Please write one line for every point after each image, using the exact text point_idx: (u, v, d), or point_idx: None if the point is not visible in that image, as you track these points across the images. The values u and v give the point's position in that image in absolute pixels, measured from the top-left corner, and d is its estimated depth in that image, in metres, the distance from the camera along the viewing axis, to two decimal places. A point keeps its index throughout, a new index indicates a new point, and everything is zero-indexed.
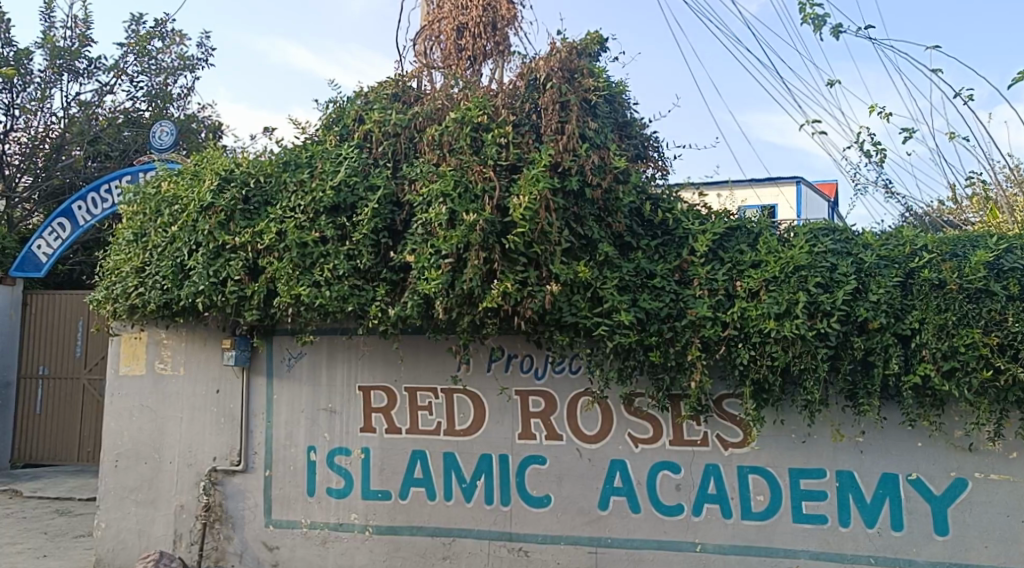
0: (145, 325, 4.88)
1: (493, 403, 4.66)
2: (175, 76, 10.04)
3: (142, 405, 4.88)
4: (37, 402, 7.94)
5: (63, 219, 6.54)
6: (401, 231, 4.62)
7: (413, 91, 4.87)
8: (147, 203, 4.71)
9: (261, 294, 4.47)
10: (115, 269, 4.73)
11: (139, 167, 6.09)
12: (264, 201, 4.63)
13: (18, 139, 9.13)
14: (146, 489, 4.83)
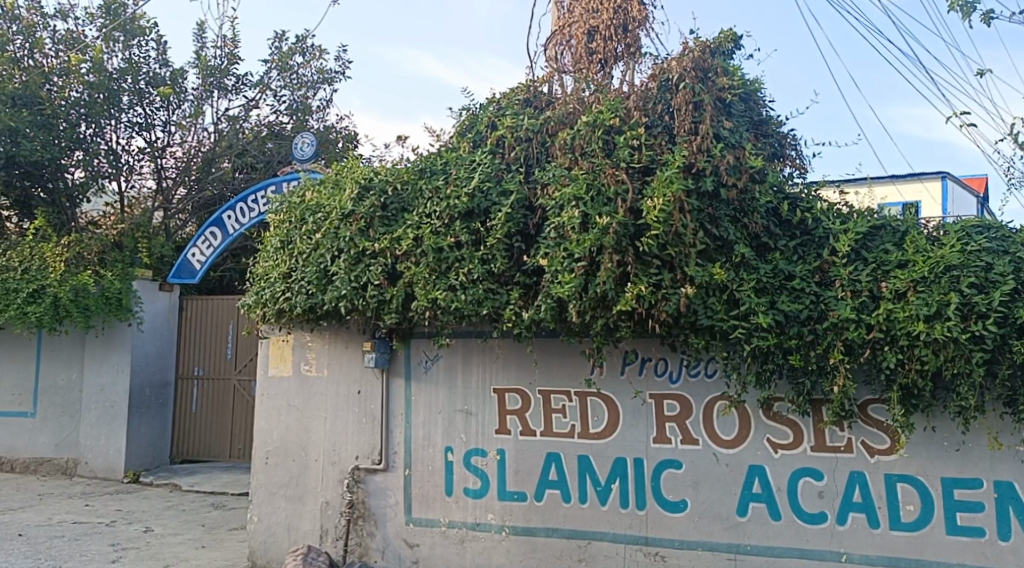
0: (292, 328, 5.10)
1: (627, 406, 4.65)
2: (314, 89, 10.48)
3: (289, 404, 5.10)
4: (195, 402, 8.57)
5: (215, 228, 6.72)
6: (533, 234, 4.66)
7: (545, 96, 4.96)
8: (293, 212, 4.92)
9: (400, 297, 4.59)
10: (264, 275, 4.96)
11: (283, 177, 6.12)
12: (401, 207, 4.77)
13: (174, 153, 9.70)
14: (294, 485, 5.03)
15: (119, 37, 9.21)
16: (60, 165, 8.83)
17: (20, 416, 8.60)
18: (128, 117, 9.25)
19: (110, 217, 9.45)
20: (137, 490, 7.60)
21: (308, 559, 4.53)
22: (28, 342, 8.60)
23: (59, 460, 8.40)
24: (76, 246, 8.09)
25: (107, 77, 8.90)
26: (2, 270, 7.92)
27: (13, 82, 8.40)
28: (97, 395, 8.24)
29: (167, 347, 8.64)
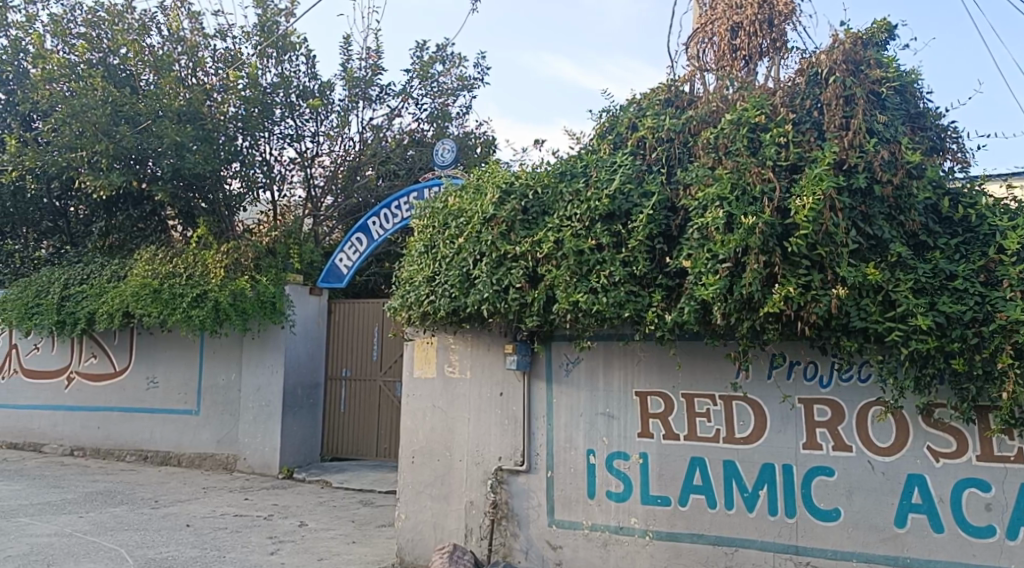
0: (436, 331, 5.27)
1: (775, 411, 4.56)
2: (453, 96, 11.31)
3: (434, 405, 5.25)
4: (343, 401, 9.27)
5: (360, 234, 6.95)
6: (676, 236, 4.62)
7: (687, 95, 4.97)
8: (436, 217, 5.08)
9: (541, 301, 4.63)
10: (409, 279, 5.11)
11: (426, 183, 6.25)
12: (542, 211, 4.82)
13: (323, 163, 10.95)
14: (439, 484, 5.18)
15: (273, 53, 10.41)
16: (220, 176, 9.98)
17: (186, 413, 9.42)
18: (281, 129, 10.51)
19: (263, 224, 10.44)
20: (289, 486, 8.19)
21: (454, 557, 4.61)
22: (194, 344, 9.45)
23: (221, 455, 9.15)
24: (235, 253, 8.81)
25: (262, 92, 10.08)
26: (170, 275, 8.78)
27: (179, 101, 9.34)
28: (254, 394, 8.95)
29: (316, 349, 9.36)
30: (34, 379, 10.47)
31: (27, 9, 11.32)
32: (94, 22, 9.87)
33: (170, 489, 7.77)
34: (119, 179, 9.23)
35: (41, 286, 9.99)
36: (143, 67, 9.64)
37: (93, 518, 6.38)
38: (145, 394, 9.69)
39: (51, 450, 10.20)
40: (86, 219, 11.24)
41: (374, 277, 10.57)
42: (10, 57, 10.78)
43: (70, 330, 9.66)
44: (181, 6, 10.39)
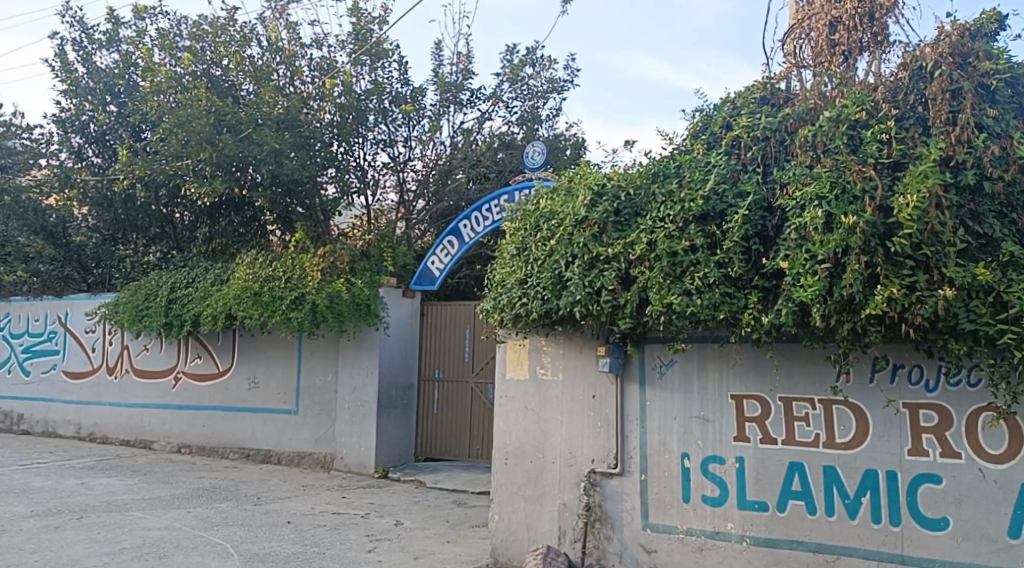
0: (528, 333, 5.62)
1: (877, 415, 4.48)
2: (543, 99, 12.04)
3: (526, 405, 5.59)
4: (436, 403, 10.11)
5: (453, 237, 8.25)
6: (772, 237, 4.62)
7: (783, 92, 5.07)
8: (527, 220, 5.46)
9: (634, 302, 4.81)
10: (503, 281, 5.49)
11: (517, 186, 7.35)
12: (634, 212, 5.03)
13: (415, 167, 11.55)
14: (532, 486, 5.50)
15: (367, 60, 11.17)
16: (317, 182, 10.95)
17: (285, 413, 10.38)
18: (374, 135, 11.29)
19: (357, 227, 11.25)
20: (384, 485, 9.07)
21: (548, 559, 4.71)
22: (291, 347, 10.42)
23: (319, 454, 10.04)
24: (331, 257, 9.64)
25: (357, 99, 10.91)
26: (270, 279, 9.72)
27: (278, 109, 10.29)
28: (350, 395, 9.81)
29: (410, 350, 10.19)
30: (146, 379, 11.65)
31: (139, 24, 12.13)
32: (199, 35, 10.97)
33: (271, 487, 8.80)
34: (220, 185, 10.34)
35: (150, 289, 11.15)
36: (244, 77, 10.67)
37: (199, 514, 7.35)
38: (245, 394, 10.73)
39: (160, 446, 11.37)
40: (189, 225, 12.52)
41: (464, 281, 11.27)
42: (122, 71, 12.07)
43: (176, 330, 10.79)
44: (280, 17, 11.28)
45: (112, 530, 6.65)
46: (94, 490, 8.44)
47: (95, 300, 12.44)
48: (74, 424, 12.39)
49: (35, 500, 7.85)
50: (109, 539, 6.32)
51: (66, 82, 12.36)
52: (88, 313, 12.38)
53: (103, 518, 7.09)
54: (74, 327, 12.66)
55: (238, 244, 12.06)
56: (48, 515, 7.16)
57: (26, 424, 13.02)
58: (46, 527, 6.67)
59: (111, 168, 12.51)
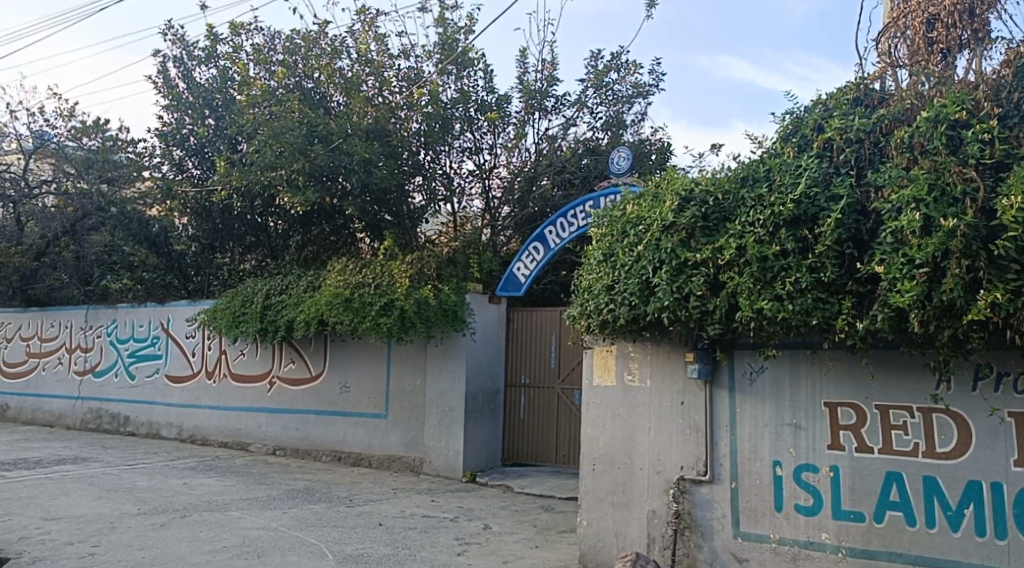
0: (615, 340, 5.77)
1: (980, 424, 4.37)
2: (628, 104, 12.09)
3: (614, 411, 5.76)
4: (522, 408, 10.27)
5: (538, 244, 8.44)
6: (867, 239, 4.57)
7: (877, 93, 5.07)
8: (615, 226, 5.65)
9: (723, 307, 4.90)
10: (589, 288, 5.66)
11: (603, 191, 7.56)
12: (723, 217, 5.14)
13: (501, 174, 11.82)
14: (621, 492, 5.65)
15: (453, 69, 11.51)
16: (404, 190, 11.44)
17: (374, 417, 10.74)
18: (461, 143, 11.67)
19: (444, 234, 11.69)
20: (473, 489, 9.29)
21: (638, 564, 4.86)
22: (381, 352, 10.80)
23: (408, 458, 10.36)
24: (419, 263, 9.88)
25: (444, 108, 11.28)
26: (359, 285, 10.06)
27: (367, 120, 10.75)
28: (438, 399, 10.08)
29: (496, 355, 10.37)
30: (241, 383, 12.29)
31: (236, 40, 12.81)
32: (292, 49, 11.46)
33: (363, 489, 9.13)
34: (313, 195, 10.77)
35: (245, 296, 11.74)
36: (334, 89, 11.18)
37: (295, 515, 7.72)
38: (337, 397, 11.16)
39: (257, 448, 11.91)
40: (283, 233, 13.21)
41: (550, 286, 11.42)
42: (221, 86, 12.91)
43: (271, 335, 11.31)
44: (369, 29, 11.70)
45: (214, 528, 7.05)
46: (197, 490, 8.96)
47: (196, 307, 13.20)
48: (176, 426, 13.13)
49: (144, 498, 8.41)
50: (211, 537, 6.72)
51: (168, 96, 13.18)
52: (188, 320, 13.14)
53: (205, 517, 7.53)
54: (176, 333, 13.43)
55: (329, 251, 12.67)
56: (154, 514, 7.65)
57: (133, 426, 13.86)
58: (153, 525, 7.14)
59: (208, 179, 13.24)
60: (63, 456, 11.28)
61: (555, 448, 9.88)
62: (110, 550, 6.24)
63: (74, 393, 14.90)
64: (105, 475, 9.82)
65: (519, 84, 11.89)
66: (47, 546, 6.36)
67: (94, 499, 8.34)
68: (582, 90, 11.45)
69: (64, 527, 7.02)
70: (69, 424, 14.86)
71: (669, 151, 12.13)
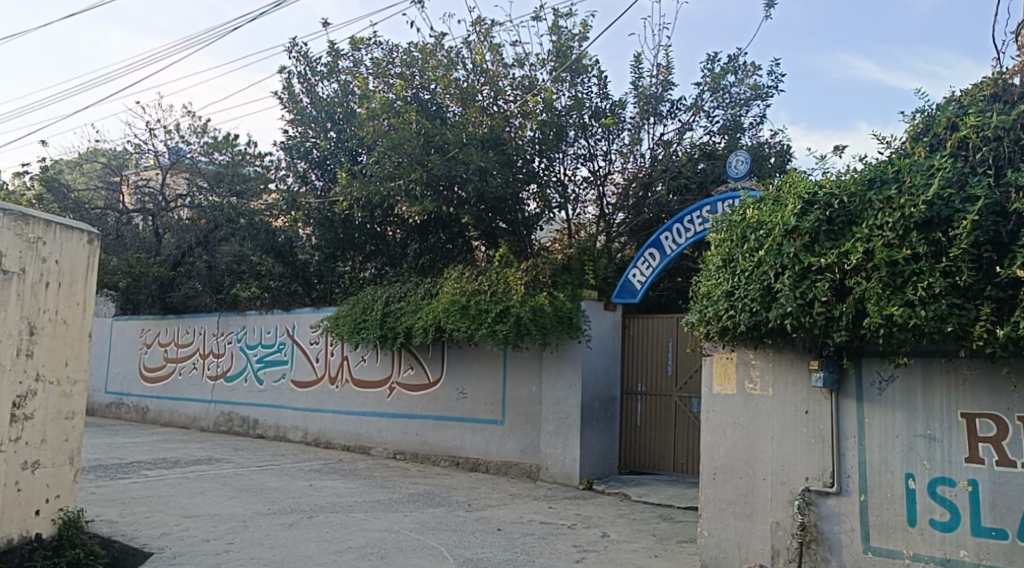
0: (735, 347, 5.78)
1: None
2: (746, 106, 11.84)
3: (734, 419, 5.76)
4: (639, 415, 10.28)
5: (653, 250, 8.47)
6: (1007, 242, 4.41)
7: (1017, 88, 4.83)
8: (734, 231, 5.69)
9: (850, 313, 4.82)
10: (709, 293, 5.74)
11: (722, 196, 7.60)
12: (848, 220, 5.05)
13: (616, 180, 11.88)
14: (742, 502, 5.65)
15: (568, 77, 11.68)
16: (519, 198, 11.81)
17: (491, 422, 11.07)
18: (575, 149, 11.84)
19: (558, 241, 12.05)
20: (589, 497, 9.37)
21: None
22: (497, 359, 11.13)
23: (525, 464, 10.58)
24: (534, 270, 10.13)
25: (557, 115, 11.50)
26: (475, 292, 10.40)
27: (482, 128, 11.11)
28: (554, 406, 10.25)
29: (613, 363, 10.44)
30: (362, 388, 12.94)
31: (355, 55, 13.56)
32: (410, 62, 12.00)
33: (480, 494, 9.42)
34: (430, 204, 11.30)
35: (366, 304, 12.33)
36: (450, 100, 11.62)
37: (416, 518, 8.08)
38: (454, 403, 11.57)
39: (377, 451, 12.51)
40: (401, 241, 13.91)
41: (666, 293, 11.35)
42: (341, 99, 13.72)
43: (390, 342, 11.87)
44: (484, 39, 12.06)
45: (339, 530, 7.51)
46: (321, 492, 9.54)
47: (319, 314, 14.06)
48: (301, 429, 13.93)
49: (273, 499, 9.03)
50: (335, 538, 7.16)
51: (293, 111, 14.15)
52: (313, 326, 13.97)
53: (330, 518, 8.01)
54: (301, 339, 14.33)
55: (446, 258, 13.42)
56: (283, 514, 8.22)
57: (261, 429, 14.70)
58: (282, 525, 7.67)
59: (329, 190, 14.16)
60: (200, 457, 12.28)
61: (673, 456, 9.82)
62: (243, 548, 6.75)
63: (208, 396, 15.85)
64: (237, 476, 10.62)
65: (634, 89, 11.92)
66: (186, 542, 6.92)
67: (228, 498, 9.04)
68: (698, 94, 11.33)
69: (202, 524, 7.63)
70: (203, 426, 15.81)
71: (789, 154, 11.78)
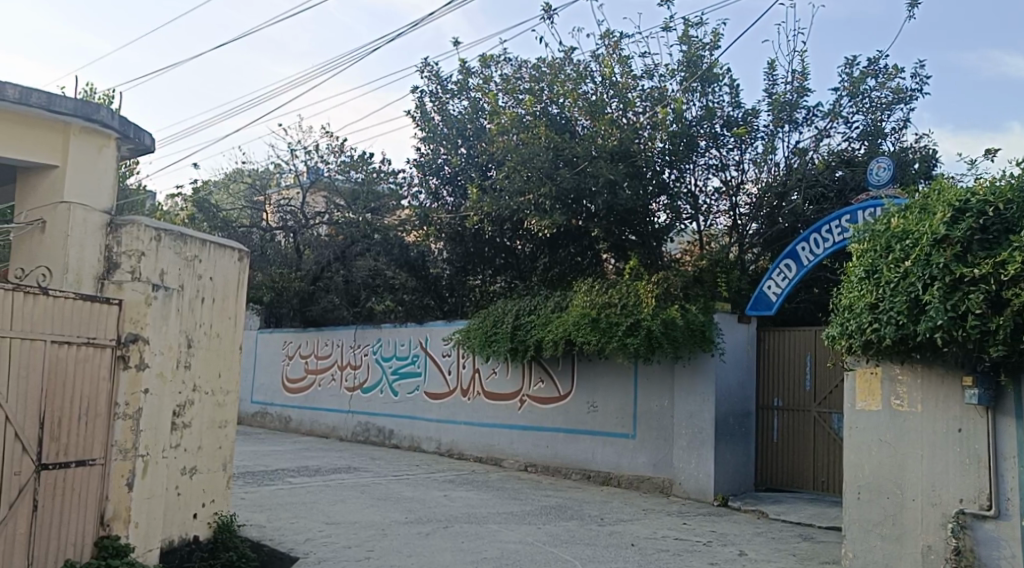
0: (880, 362, 5.91)
1: None
2: (888, 111, 11.34)
3: (881, 437, 5.89)
4: (775, 431, 10.06)
5: (789, 260, 8.32)
6: None
7: None
8: (879, 240, 5.81)
9: (1008, 327, 4.84)
10: (851, 306, 5.88)
11: (863, 205, 7.42)
12: (1005, 229, 5.18)
13: (750, 191, 11.71)
14: (890, 523, 5.73)
15: (698, 86, 11.63)
16: (649, 210, 11.91)
17: (623, 437, 11.14)
18: (707, 160, 11.78)
19: (689, 254, 12.21)
20: (725, 514, 9.27)
21: None
22: (628, 373, 11.21)
23: (657, 479, 10.57)
24: (665, 284, 10.18)
25: (689, 125, 11.44)
26: (606, 305, 10.52)
27: (611, 141, 11.24)
28: (687, 420, 10.20)
29: (747, 377, 10.26)
30: (494, 401, 13.37)
31: (486, 72, 14.14)
32: (539, 78, 12.33)
33: (612, 509, 9.54)
34: (559, 218, 11.68)
35: (497, 317, 12.75)
36: (580, 113, 11.84)
37: (549, 531, 8.32)
38: (584, 417, 11.76)
39: (509, 463, 12.86)
40: (530, 255, 14.32)
41: (804, 305, 11.02)
42: (472, 116, 14.40)
43: (521, 354, 12.27)
44: (614, 51, 12.24)
45: (473, 540, 7.89)
46: (456, 502, 9.99)
47: (451, 327, 14.67)
48: (435, 440, 14.56)
49: (410, 508, 9.56)
50: (470, 548, 7.52)
51: (425, 128, 14.94)
52: (446, 340, 14.60)
53: (464, 529, 8.42)
54: (434, 351, 14.98)
55: (576, 271, 13.67)
56: (420, 523, 8.71)
57: (397, 439, 15.47)
58: (419, 535, 8.14)
59: (461, 206, 14.77)
60: (340, 465, 13.10)
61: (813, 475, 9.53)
62: (383, 555, 7.22)
63: (347, 406, 16.83)
64: (375, 485, 11.26)
65: (768, 97, 11.70)
66: (330, 548, 7.49)
67: (366, 507, 9.65)
68: (836, 100, 10.97)
69: (344, 531, 8.21)
70: (342, 436, 16.79)
71: (935, 159, 11.15)
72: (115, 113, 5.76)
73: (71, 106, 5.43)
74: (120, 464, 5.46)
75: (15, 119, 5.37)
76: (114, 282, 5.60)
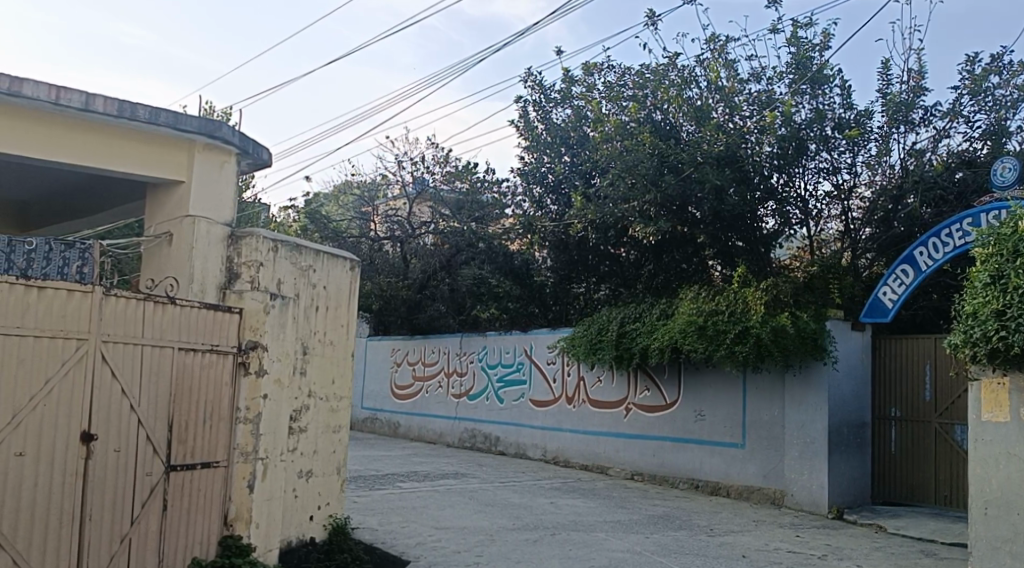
0: (1008, 371, 5.72)
1: None
2: (1014, 108, 10.75)
3: (1009, 449, 5.70)
4: (892, 442, 9.79)
5: (906, 266, 8.07)
6: None
7: None
8: (1003, 244, 5.67)
9: None
10: (975, 313, 5.78)
11: (984, 207, 7.18)
12: None
13: (862, 196, 11.45)
14: (1020, 541, 5.53)
15: (808, 88, 11.43)
16: (757, 215, 11.77)
17: (732, 446, 11.05)
18: (817, 163, 11.59)
19: (798, 259, 11.92)
20: (840, 527, 9.03)
21: None
22: (736, 382, 11.12)
23: (768, 489, 10.44)
24: (773, 290, 10.03)
25: (798, 129, 11.27)
26: (713, 313, 10.50)
27: (717, 146, 11.13)
28: (798, 430, 10.03)
29: (862, 387, 9.97)
30: (599, 409, 13.53)
31: (589, 80, 14.38)
32: (643, 84, 12.41)
33: (721, 520, 9.49)
34: (664, 224, 11.76)
35: (602, 325, 12.91)
36: (684, 118, 11.86)
37: (657, 540, 8.41)
38: (692, 425, 11.73)
39: (616, 471, 12.96)
40: (634, 262, 14.41)
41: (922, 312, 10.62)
42: (575, 125, 14.60)
43: (627, 361, 12.34)
44: (718, 55, 12.21)
45: (580, 548, 8.10)
46: (563, 510, 10.22)
47: (556, 335, 14.95)
48: (540, 447, 14.85)
49: (517, 515, 9.88)
50: (577, 556, 7.75)
51: (529, 138, 15.33)
52: (551, 347, 14.86)
53: (570, 536, 8.64)
54: (539, 359, 15.30)
55: (680, 278, 13.63)
56: (527, 530, 9.00)
57: (502, 446, 15.86)
58: (527, 541, 8.43)
59: (564, 214, 15.04)
60: (449, 471, 13.60)
61: (934, 488, 9.26)
62: (491, 561, 7.55)
63: (454, 413, 17.39)
64: (483, 492, 11.65)
65: (882, 97, 11.35)
66: (440, 552, 7.88)
67: (474, 513, 10.03)
68: (955, 99, 10.50)
69: (454, 536, 8.60)
70: (449, 442, 17.37)
71: None
72: (236, 130, 6.32)
73: (196, 124, 6.03)
74: (241, 466, 6.01)
75: (149, 140, 6.01)
76: (236, 291, 6.15)
